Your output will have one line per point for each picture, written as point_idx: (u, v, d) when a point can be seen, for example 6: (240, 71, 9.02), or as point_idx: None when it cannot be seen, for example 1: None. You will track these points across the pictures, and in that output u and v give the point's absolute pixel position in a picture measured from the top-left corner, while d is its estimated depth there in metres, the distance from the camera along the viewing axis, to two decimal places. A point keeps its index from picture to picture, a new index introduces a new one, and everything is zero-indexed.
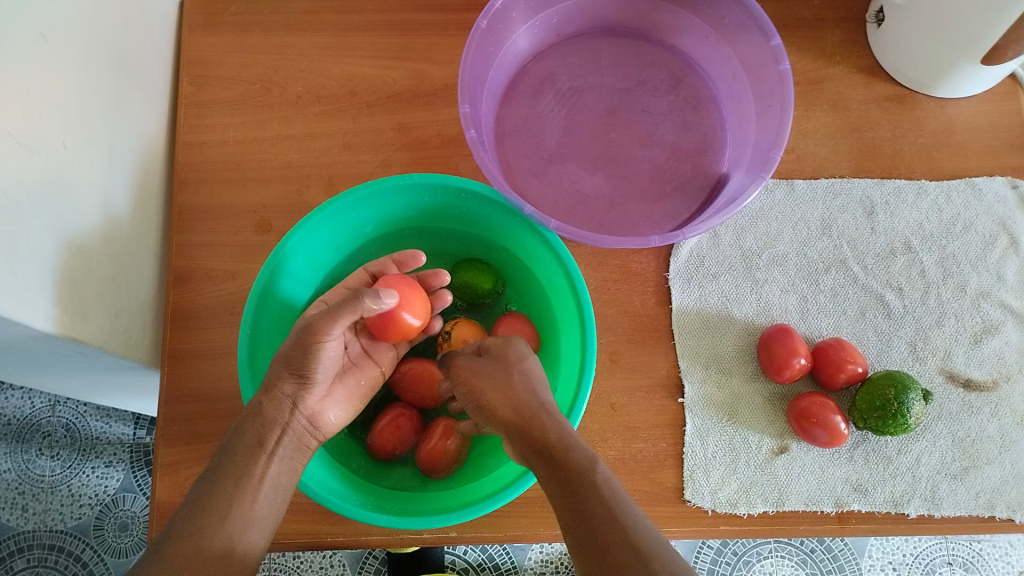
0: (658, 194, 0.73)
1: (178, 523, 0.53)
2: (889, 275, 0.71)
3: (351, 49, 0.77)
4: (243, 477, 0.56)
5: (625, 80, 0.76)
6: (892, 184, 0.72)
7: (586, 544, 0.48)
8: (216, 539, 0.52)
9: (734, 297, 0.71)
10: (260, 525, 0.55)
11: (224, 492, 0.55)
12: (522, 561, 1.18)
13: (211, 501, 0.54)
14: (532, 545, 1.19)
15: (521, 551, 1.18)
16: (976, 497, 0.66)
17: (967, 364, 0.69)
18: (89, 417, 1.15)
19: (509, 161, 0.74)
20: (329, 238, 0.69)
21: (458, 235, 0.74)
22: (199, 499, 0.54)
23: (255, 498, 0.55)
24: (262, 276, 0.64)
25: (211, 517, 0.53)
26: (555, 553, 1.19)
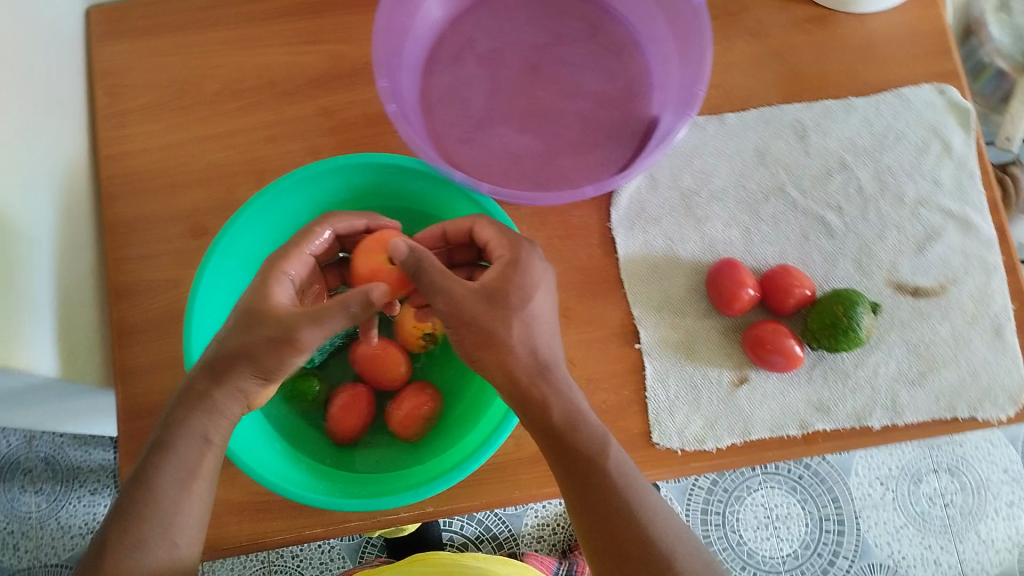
0: (591, 146, 0.72)
1: (109, 546, 0.51)
2: (827, 196, 0.71)
3: (264, 38, 0.75)
4: (180, 492, 0.54)
5: (543, 35, 0.75)
6: (820, 106, 0.72)
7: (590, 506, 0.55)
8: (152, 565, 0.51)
9: (678, 238, 0.71)
10: (189, 537, 0.54)
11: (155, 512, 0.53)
12: (519, 527, 1.19)
13: (147, 523, 0.52)
14: (528, 511, 1.20)
15: (517, 518, 1.19)
16: (937, 401, 0.67)
17: (913, 272, 0.69)
18: (67, 448, 1.13)
19: (437, 131, 0.73)
20: (268, 229, 0.68)
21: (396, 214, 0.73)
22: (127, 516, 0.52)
23: (191, 499, 0.54)
24: (194, 286, 0.63)
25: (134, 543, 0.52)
26: (550, 516, 1.20)
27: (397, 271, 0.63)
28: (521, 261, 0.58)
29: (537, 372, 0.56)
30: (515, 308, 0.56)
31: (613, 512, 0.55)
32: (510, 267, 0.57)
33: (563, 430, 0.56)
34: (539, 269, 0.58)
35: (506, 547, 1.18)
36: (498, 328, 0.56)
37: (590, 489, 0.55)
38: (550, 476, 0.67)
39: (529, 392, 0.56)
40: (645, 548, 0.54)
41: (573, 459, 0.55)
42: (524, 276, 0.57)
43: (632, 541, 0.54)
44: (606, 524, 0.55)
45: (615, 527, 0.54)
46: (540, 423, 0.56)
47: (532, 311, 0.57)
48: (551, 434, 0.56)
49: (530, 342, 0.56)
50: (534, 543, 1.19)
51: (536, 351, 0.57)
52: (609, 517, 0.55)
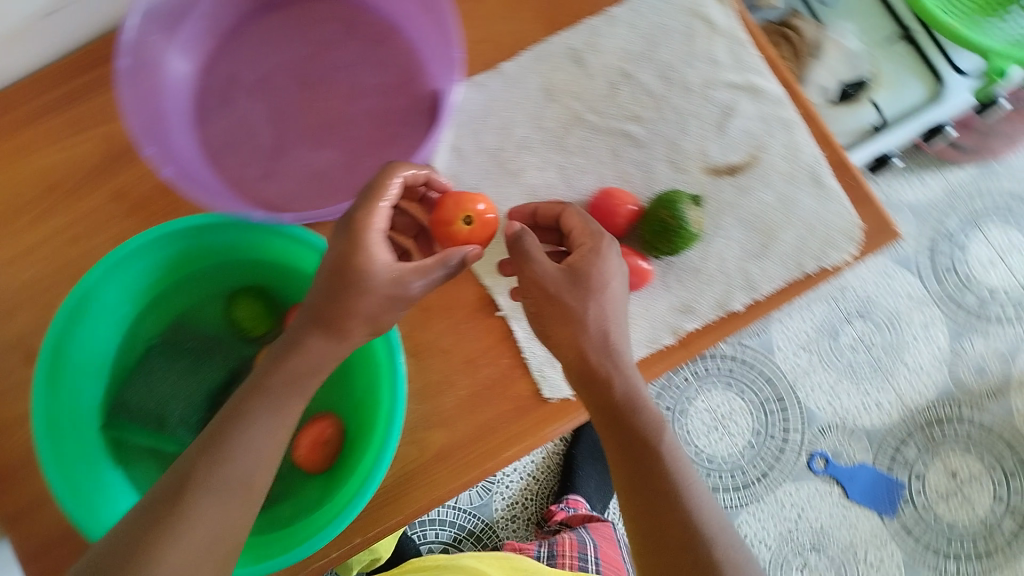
0: (388, 137, 0.72)
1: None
2: (621, 109, 0.73)
3: (27, 145, 0.72)
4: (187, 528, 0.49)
5: (306, 47, 0.74)
6: (585, 27, 0.73)
7: (626, 451, 0.57)
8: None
9: (501, 197, 0.71)
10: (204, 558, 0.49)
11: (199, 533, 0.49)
12: (491, 515, 1.21)
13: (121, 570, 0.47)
14: (495, 496, 1.21)
15: (486, 507, 1.21)
16: (786, 265, 0.68)
17: (723, 153, 0.71)
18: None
19: (234, 175, 0.70)
20: (97, 336, 0.64)
21: (222, 275, 0.69)
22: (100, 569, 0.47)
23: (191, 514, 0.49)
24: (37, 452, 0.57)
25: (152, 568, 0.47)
26: (515, 494, 1.22)
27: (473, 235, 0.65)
28: (601, 250, 0.61)
29: (603, 352, 0.59)
30: (594, 290, 0.60)
31: (660, 492, 0.56)
32: (591, 254, 0.61)
33: (625, 409, 0.58)
34: (615, 262, 0.61)
35: (487, 539, 1.20)
36: (578, 307, 0.59)
37: (626, 434, 0.57)
38: (462, 465, 0.66)
39: (594, 370, 0.58)
40: (688, 528, 0.55)
41: (611, 404, 0.58)
42: (603, 263, 0.61)
43: (665, 480, 0.56)
44: (651, 501, 0.56)
45: (661, 506, 0.55)
46: (587, 380, 0.59)
47: (608, 296, 0.60)
48: (618, 411, 0.58)
49: (599, 323, 0.59)
50: (510, 524, 1.21)
51: (608, 331, 0.60)
52: (654, 496, 0.56)
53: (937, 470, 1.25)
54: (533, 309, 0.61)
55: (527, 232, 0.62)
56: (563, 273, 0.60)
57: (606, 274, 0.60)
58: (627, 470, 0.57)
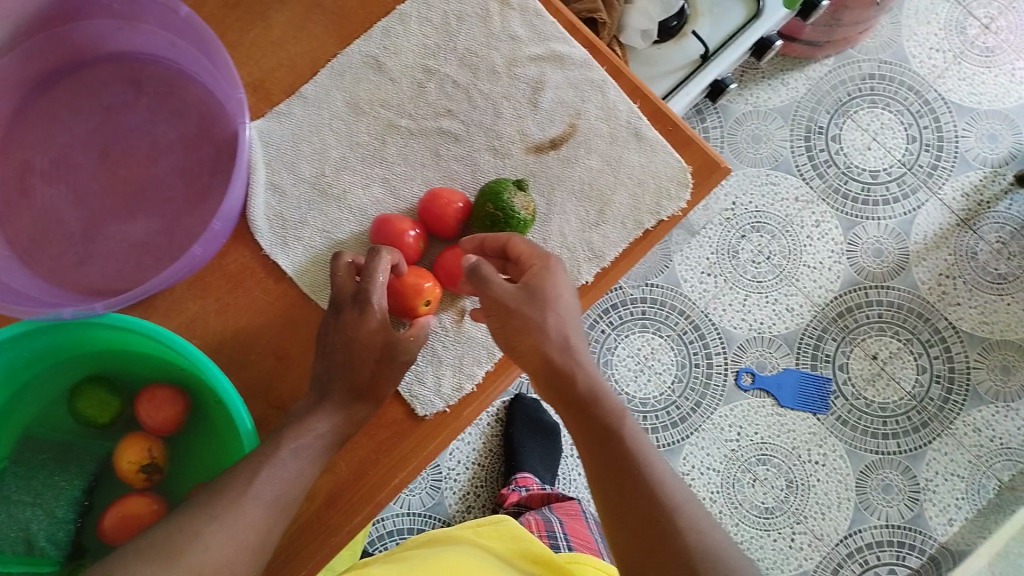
0: (203, 189, 0.68)
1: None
2: (432, 106, 0.70)
3: None
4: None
5: (95, 115, 0.69)
6: (377, 30, 0.71)
7: (593, 443, 0.58)
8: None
9: (329, 225, 0.69)
10: None
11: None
12: (447, 512, 1.20)
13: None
14: (446, 493, 1.21)
15: (439, 505, 1.21)
16: (625, 226, 0.68)
17: (542, 129, 0.70)
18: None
19: (50, 270, 0.66)
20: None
21: (59, 377, 0.67)
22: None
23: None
24: None
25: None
26: (464, 485, 1.22)
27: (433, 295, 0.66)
28: (550, 266, 0.61)
29: (564, 350, 0.59)
30: (549, 299, 0.60)
31: (625, 483, 0.57)
32: (541, 269, 0.60)
33: (587, 402, 0.58)
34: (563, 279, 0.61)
35: None
36: (535, 316, 0.59)
37: (593, 426, 0.58)
38: (352, 505, 0.65)
39: (558, 369, 0.58)
40: (654, 515, 0.56)
41: (575, 399, 0.59)
42: (551, 277, 0.60)
43: (633, 467, 0.57)
44: (618, 492, 0.57)
45: (629, 494, 0.57)
46: (548, 380, 0.59)
47: (563, 304, 0.60)
48: (578, 407, 0.59)
49: (558, 326, 0.59)
50: (465, 515, 1.21)
51: (567, 334, 0.59)
52: (622, 486, 0.57)
53: (857, 358, 1.24)
54: (497, 326, 0.60)
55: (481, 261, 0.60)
56: (519, 289, 0.60)
57: (558, 286, 0.60)
58: (597, 463, 0.58)
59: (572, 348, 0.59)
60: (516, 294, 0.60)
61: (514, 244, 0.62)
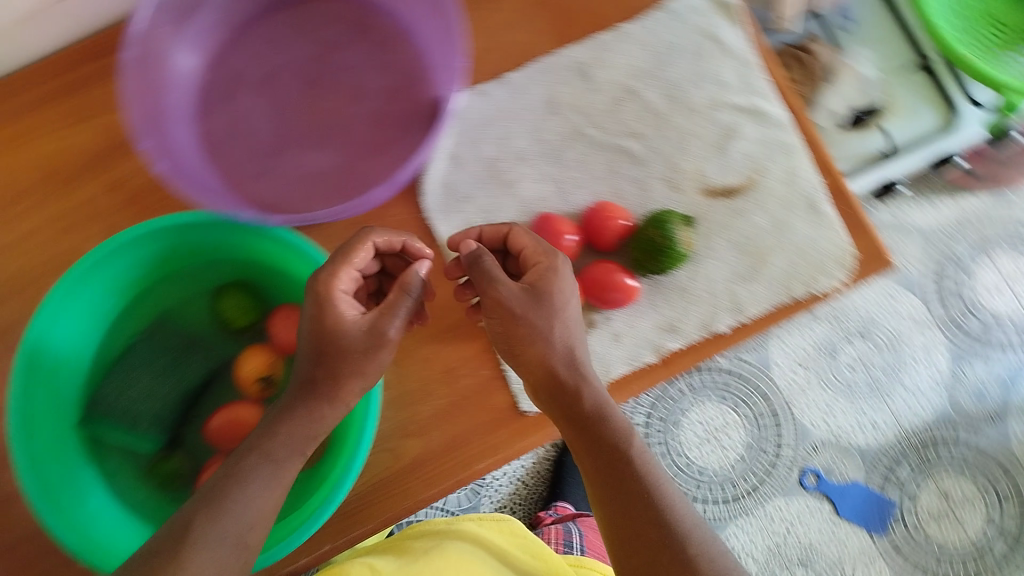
0: (387, 142, 0.72)
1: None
2: (622, 125, 0.72)
3: (26, 133, 0.72)
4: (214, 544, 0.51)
5: (314, 47, 0.74)
6: (594, 41, 0.74)
7: (602, 455, 0.58)
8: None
9: (492, 208, 0.72)
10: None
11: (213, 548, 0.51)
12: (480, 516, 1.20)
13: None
14: (484, 497, 1.20)
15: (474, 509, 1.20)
16: (775, 288, 0.69)
17: (721, 174, 0.71)
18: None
19: (230, 172, 0.71)
20: (81, 334, 0.65)
21: (212, 269, 0.70)
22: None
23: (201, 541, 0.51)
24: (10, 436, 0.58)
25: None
26: (505, 497, 1.22)
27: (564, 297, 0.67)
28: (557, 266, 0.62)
29: (571, 365, 0.60)
30: (558, 308, 0.60)
31: (630, 503, 0.57)
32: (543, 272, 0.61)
33: (593, 423, 0.59)
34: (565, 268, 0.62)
35: None
36: (540, 324, 0.60)
37: (601, 442, 0.59)
38: (434, 474, 0.66)
39: (563, 384, 0.59)
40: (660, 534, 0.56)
41: (582, 415, 0.59)
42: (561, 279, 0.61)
43: (643, 485, 0.58)
44: (623, 513, 0.57)
45: (634, 510, 0.57)
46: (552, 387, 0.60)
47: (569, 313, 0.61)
48: (586, 428, 0.59)
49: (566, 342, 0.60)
50: None
51: (572, 348, 0.61)
52: (627, 505, 0.57)
53: (930, 492, 1.20)
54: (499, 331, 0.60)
55: (484, 253, 0.61)
56: (523, 292, 0.60)
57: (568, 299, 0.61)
58: (602, 475, 0.58)
59: (579, 360, 0.61)
60: (520, 298, 0.60)
61: (518, 237, 0.64)
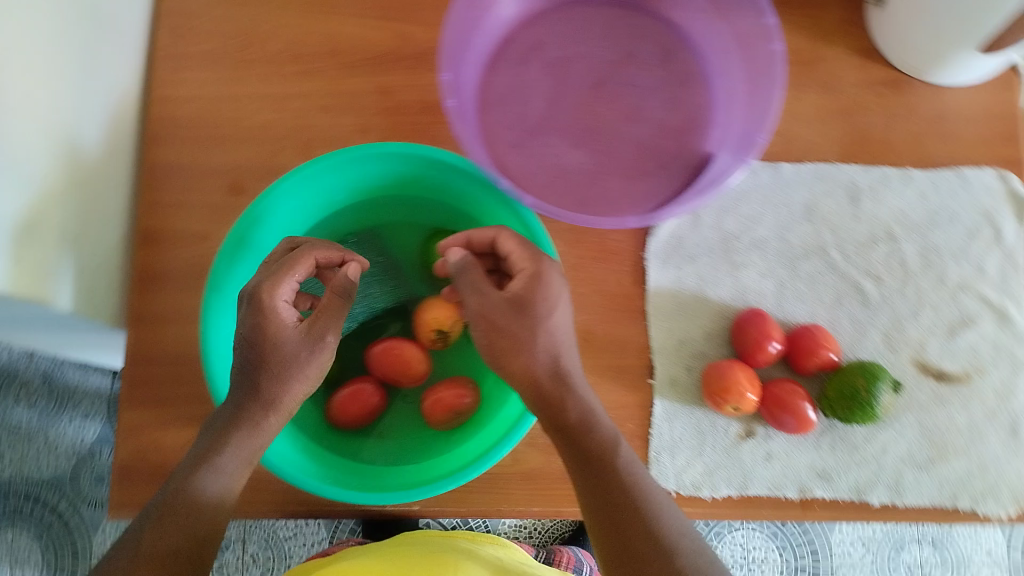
0: (641, 172, 0.72)
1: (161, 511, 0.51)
2: (868, 263, 0.71)
3: (333, 7, 0.75)
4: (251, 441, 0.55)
5: (614, 52, 0.74)
6: (879, 171, 0.72)
7: (602, 488, 0.52)
8: (187, 525, 0.51)
9: (710, 279, 0.70)
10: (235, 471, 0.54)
11: (249, 448, 0.55)
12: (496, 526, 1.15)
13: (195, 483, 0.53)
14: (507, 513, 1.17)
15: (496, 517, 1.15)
16: (940, 488, 0.67)
17: (940, 356, 0.69)
18: (67, 368, 1.10)
19: (490, 131, 0.72)
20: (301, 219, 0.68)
21: (440, 211, 0.72)
22: (186, 475, 0.53)
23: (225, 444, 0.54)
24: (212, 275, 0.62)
25: (214, 475, 0.53)
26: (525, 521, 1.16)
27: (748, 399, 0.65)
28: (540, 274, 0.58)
29: (558, 378, 0.56)
30: (540, 318, 0.57)
31: (616, 513, 0.52)
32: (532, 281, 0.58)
33: (576, 431, 0.55)
34: (560, 286, 0.58)
35: None
36: (523, 336, 0.56)
37: (596, 471, 0.53)
38: (541, 494, 0.66)
39: (548, 394, 0.56)
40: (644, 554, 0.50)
41: (579, 439, 0.54)
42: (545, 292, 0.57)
43: (639, 529, 0.51)
44: (606, 524, 0.52)
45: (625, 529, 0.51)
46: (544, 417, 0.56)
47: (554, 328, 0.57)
48: (565, 434, 0.55)
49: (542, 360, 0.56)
50: None
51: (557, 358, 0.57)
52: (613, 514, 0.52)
53: None
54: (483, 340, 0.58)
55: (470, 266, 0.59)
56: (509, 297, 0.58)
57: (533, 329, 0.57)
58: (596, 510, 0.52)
59: (566, 372, 0.57)
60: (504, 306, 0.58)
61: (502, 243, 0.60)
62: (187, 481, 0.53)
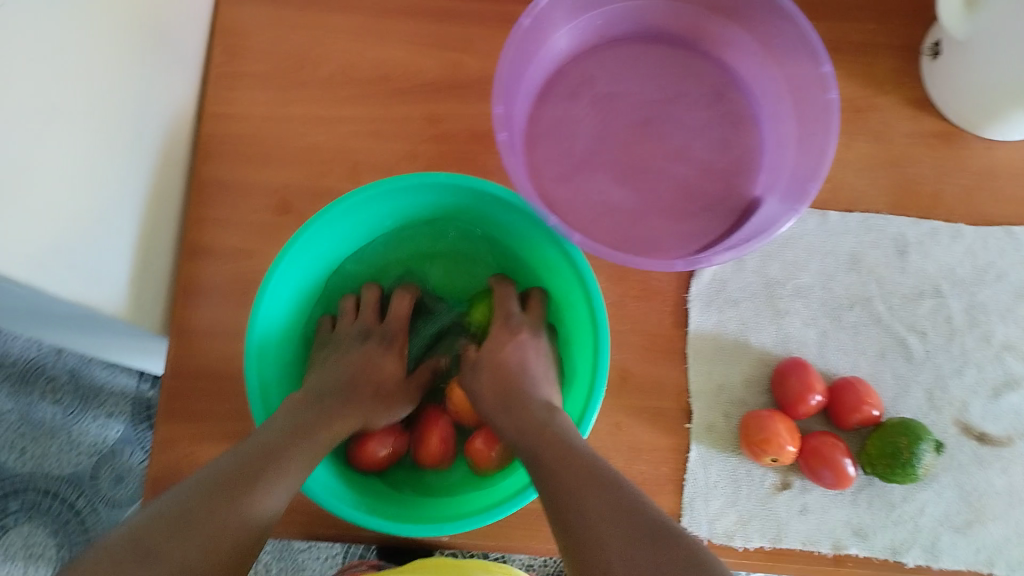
0: (683, 213, 0.71)
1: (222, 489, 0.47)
2: (913, 318, 0.70)
3: (387, 32, 0.75)
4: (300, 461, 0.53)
5: (663, 90, 0.73)
6: (928, 225, 0.71)
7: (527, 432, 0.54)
8: (228, 527, 0.45)
9: (752, 325, 0.69)
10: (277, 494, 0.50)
11: (297, 465, 0.53)
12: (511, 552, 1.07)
13: (256, 479, 0.49)
14: None
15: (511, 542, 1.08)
16: (977, 553, 0.66)
17: (983, 418, 0.68)
18: (94, 366, 1.10)
19: (537, 164, 0.71)
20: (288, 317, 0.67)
21: (481, 238, 0.72)
22: (244, 470, 0.49)
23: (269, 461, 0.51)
24: (259, 300, 0.61)
25: (275, 485, 0.50)
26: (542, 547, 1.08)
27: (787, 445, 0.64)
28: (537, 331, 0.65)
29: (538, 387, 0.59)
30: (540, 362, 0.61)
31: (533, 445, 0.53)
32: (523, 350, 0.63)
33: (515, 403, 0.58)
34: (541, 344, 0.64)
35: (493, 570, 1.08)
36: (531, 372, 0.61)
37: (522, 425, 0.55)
38: None
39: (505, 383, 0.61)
40: (550, 460, 0.50)
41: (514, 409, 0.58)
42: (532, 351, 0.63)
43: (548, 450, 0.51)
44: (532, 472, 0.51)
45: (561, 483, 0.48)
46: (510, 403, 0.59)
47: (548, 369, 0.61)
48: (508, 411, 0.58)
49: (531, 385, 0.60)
50: None
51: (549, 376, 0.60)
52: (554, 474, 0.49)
53: None
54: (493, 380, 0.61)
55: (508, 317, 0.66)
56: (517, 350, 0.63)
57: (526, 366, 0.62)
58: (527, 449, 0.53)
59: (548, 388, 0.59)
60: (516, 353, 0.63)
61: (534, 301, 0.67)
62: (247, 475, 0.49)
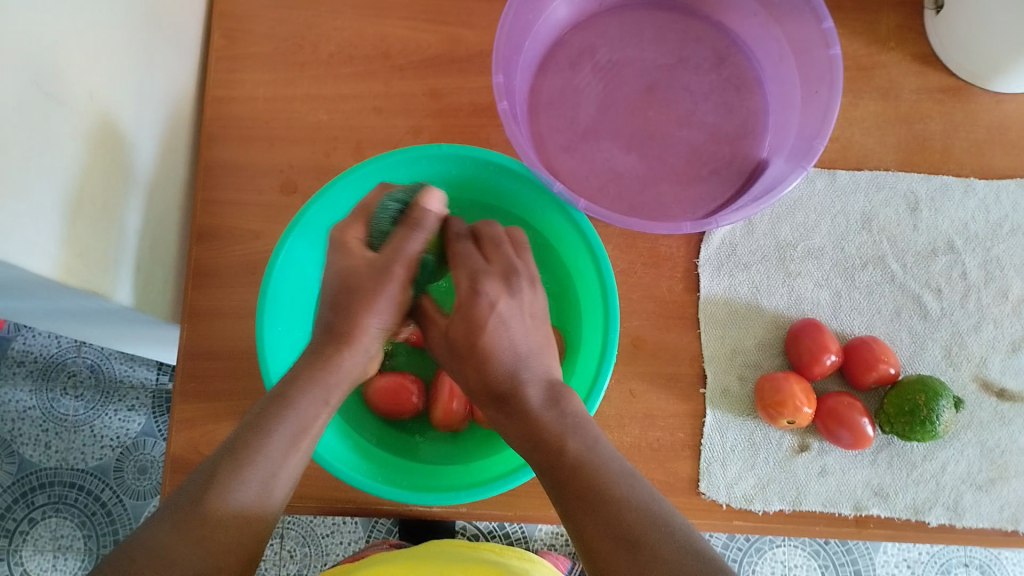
0: (692, 178, 0.70)
1: (179, 510, 0.46)
2: (928, 276, 0.69)
3: (385, 9, 0.75)
4: (272, 437, 0.49)
5: (667, 55, 0.72)
6: (940, 180, 0.70)
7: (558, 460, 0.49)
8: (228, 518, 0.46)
9: (764, 288, 0.69)
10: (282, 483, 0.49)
11: (271, 438, 0.49)
12: (533, 532, 1.06)
13: (217, 482, 0.47)
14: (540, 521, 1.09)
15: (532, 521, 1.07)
16: (1000, 510, 0.65)
17: (1002, 373, 0.68)
18: (114, 360, 1.11)
19: (541, 135, 0.71)
20: (287, 291, 0.65)
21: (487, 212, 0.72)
22: (205, 480, 0.47)
23: (272, 436, 0.49)
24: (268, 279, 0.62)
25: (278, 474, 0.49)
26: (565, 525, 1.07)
27: (800, 411, 0.63)
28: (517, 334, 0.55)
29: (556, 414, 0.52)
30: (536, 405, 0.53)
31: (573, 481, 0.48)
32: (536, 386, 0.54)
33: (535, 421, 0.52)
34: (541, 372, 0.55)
35: None
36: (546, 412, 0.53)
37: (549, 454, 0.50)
38: None
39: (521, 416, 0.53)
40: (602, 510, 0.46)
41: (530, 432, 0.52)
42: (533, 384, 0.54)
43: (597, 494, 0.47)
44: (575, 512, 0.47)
45: (584, 521, 0.46)
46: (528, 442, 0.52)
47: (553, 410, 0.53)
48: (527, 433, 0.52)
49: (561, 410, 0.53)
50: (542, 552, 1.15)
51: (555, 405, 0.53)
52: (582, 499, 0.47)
53: None
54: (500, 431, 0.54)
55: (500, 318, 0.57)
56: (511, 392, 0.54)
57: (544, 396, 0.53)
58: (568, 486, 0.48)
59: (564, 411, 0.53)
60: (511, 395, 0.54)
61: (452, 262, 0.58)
62: (214, 478, 0.47)
